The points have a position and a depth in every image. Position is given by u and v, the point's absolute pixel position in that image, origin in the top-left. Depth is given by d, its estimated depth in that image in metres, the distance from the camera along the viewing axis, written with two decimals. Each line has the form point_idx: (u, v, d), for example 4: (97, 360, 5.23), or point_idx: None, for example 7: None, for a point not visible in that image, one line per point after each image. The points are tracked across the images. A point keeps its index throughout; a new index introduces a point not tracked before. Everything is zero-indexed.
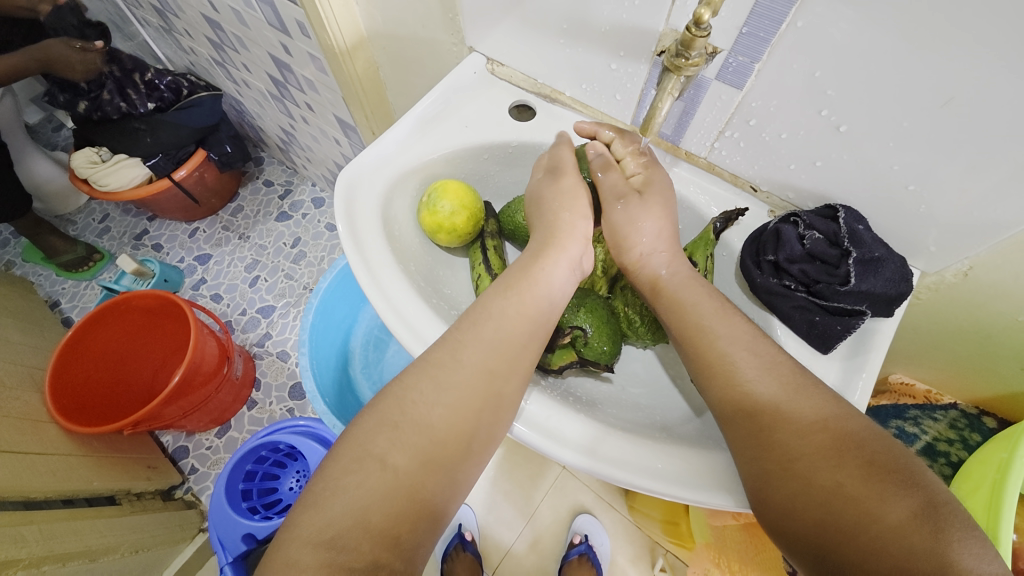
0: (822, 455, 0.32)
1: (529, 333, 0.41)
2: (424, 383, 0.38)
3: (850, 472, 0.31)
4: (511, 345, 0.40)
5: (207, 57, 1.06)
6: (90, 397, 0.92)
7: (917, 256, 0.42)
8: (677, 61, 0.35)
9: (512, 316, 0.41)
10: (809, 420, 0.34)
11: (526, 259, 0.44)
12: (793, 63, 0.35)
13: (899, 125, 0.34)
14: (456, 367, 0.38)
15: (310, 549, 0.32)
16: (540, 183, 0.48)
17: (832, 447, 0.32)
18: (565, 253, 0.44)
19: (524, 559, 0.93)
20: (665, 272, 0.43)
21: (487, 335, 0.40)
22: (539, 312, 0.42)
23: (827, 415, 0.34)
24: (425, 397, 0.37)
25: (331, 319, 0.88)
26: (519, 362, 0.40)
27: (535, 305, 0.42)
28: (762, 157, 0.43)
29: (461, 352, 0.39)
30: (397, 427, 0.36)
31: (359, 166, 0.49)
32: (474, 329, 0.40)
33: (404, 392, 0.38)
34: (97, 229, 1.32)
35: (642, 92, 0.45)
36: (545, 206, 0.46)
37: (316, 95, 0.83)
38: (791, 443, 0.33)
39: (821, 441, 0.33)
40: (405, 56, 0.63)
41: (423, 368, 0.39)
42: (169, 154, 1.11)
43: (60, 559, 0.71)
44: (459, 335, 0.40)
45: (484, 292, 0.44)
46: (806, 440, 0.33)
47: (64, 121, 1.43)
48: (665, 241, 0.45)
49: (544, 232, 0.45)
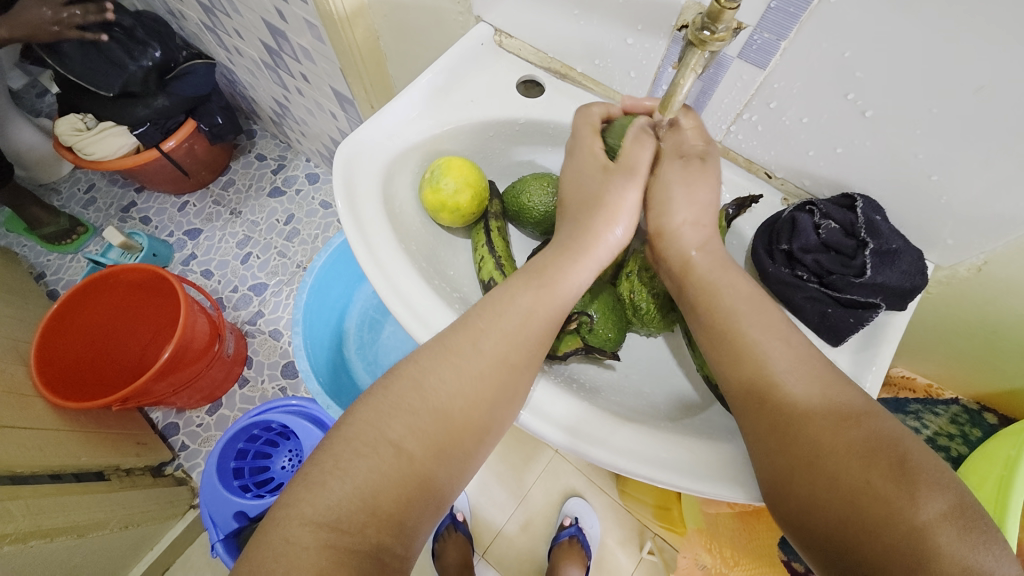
0: (852, 452, 0.31)
1: (549, 332, 0.40)
2: (444, 368, 0.37)
3: (881, 471, 0.30)
4: (531, 337, 0.39)
5: (196, 21, 1.01)
6: (75, 371, 0.89)
7: (932, 249, 0.41)
8: (701, 34, 0.33)
9: (536, 312, 0.39)
10: (839, 417, 0.33)
11: (555, 253, 0.41)
12: (822, 41, 0.34)
13: (928, 112, 0.33)
14: (477, 356, 0.37)
15: (310, 530, 0.30)
16: (606, 178, 0.42)
17: (863, 445, 0.31)
18: (595, 259, 0.41)
19: (515, 539, 0.94)
20: (696, 252, 0.41)
21: (509, 329, 0.39)
22: (563, 308, 0.40)
23: (858, 411, 0.33)
24: (445, 384, 0.36)
25: (325, 297, 0.86)
26: (537, 354, 0.39)
27: (559, 304, 0.40)
28: (780, 142, 0.42)
29: (483, 342, 0.38)
30: (413, 411, 0.35)
31: (359, 139, 0.47)
32: (498, 321, 0.39)
33: (421, 375, 0.37)
34: (83, 199, 1.28)
35: (659, 69, 0.43)
36: (596, 208, 0.41)
37: (312, 65, 0.79)
38: (819, 439, 0.32)
39: (851, 438, 0.32)
40: (407, 23, 0.60)
41: (441, 353, 0.37)
42: (157, 123, 1.07)
43: (48, 535, 0.70)
44: (482, 323, 0.39)
45: (508, 279, 0.42)
46: (836, 436, 0.32)
47: (48, 86, 1.36)
48: (698, 221, 0.42)
49: (578, 235, 0.41)
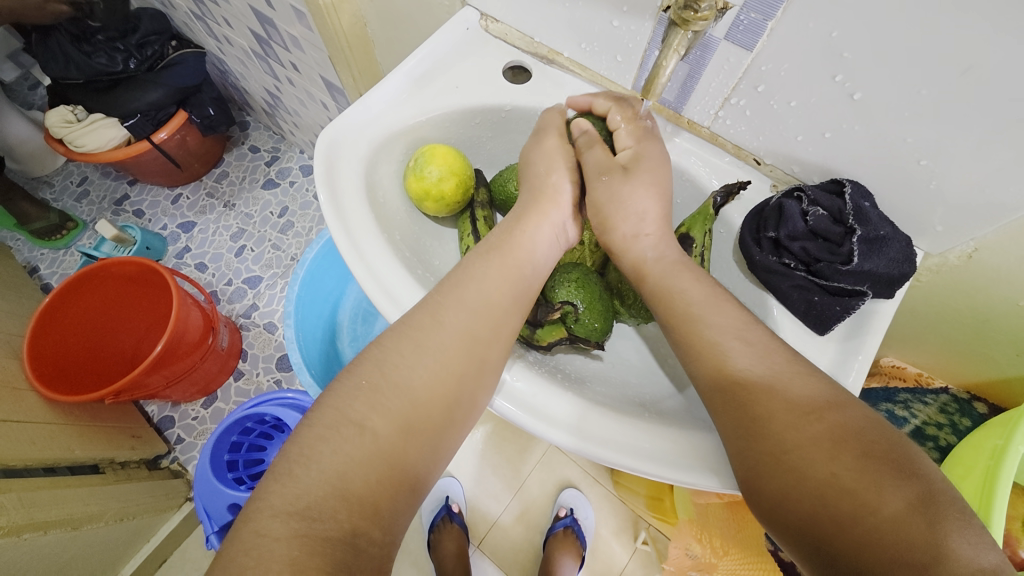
0: (816, 447, 0.31)
1: (504, 290, 0.40)
2: (404, 344, 0.37)
3: (846, 463, 0.30)
4: (494, 302, 0.39)
5: (185, 9, 0.99)
6: (68, 365, 0.89)
7: (922, 235, 0.40)
8: (684, 14, 0.32)
9: (494, 273, 0.40)
10: (802, 412, 0.33)
11: (505, 222, 0.44)
12: (808, 21, 0.33)
13: (917, 93, 0.32)
14: (438, 328, 0.38)
15: (281, 520, 0.30)
16: (528, 145, 0.47)
17: (827, 439, 0.31)
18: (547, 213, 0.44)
19: (510, 530, 0.95)
20: (652, 255, 0.42)
21: (469, 296, 0.39)
22: (522, 262, 0.42)
23: (822, 405, 0.33)
24: (405, 359, 0.36)
25: (318, 290, 0.86)
26: (503, 326, 0.39)
27: (516, 261, 0.42)
28: (769, 127, 0.41)
29: (442, 313, 0.38)
30: (376, 390, 0.35)
31: (341, 127, 0.46)
32: (456, 291, 0.39)
33: (384, 354, 0.37)
34: (76, 192, 1.27)
35: (646, 53, 0.42)
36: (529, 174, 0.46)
37: (301, 54, 0.78)
38: (784, 435, 0.32)
39: (813, 433, 0.31)
40: (394, 9, 0.59)
41: (402, 332, 0.38)
42: (147, 115, 1.05)
43: (42, 527, 0.70)
44: (440, 297, 0.39)
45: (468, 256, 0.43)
46: (798, 431, 0.32)
47: (40, 79, 1.35)
48: (654, 225, 0.43)
49: (529, 195, 0.45)
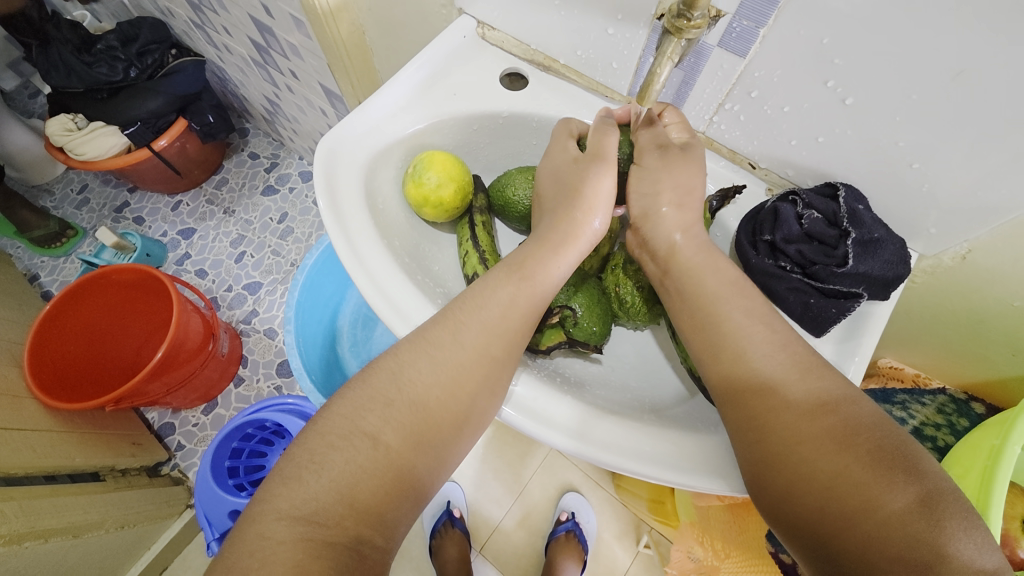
0: (830, 439, 0.31)
1: (528, 324, 0.40)
2: (422, 360, 0.37)
3: (858, 457, 0.30)
4: (512, 328, 0.39)
5: (185, 19, 1.00)
6: (69, 373, 0.89)
7: (916, 238, 0.41)
8: (677, 22, 0.33)
9: (516, 303, 0.39)
10: (814, 402, 0.33)
11: (535, 246, 0.42)
12: (799, 28, 0.33)
13: (907, 98, 0.32)
14: (457, 347, 0.38)
15: (286, 524, 0.30)
16: (579, 167, 0.43)
17: (841, 430, 0.31)
18: (578, 250, 0.42)
19: (512, 534, 0.94)
20: (680, 236, 0.42)
21: (489, 319, 0.39)
22: (543, 301, 0.41)
23: (836, 400, 0.33)
24: (422, 374, 0.37)
25: (318, 295, 0.86)
26: (516, 347, 0.39)
27: (537, 298, 0.40)
28: (763, 132, 0.42)
29: (462, 332, 0.38)
30: (390, 404, 0.35)
31: (341, 135, 0.46)
32: (477, 313, 0.39)
33: (399, 367, 0.37)
34: (76, 200, 1.28)
35: (641, 59, 0.43)
36: (573, 198, 0.42)
37: (300, 62, 0.79)
38: (793, 428, 0.32)
39: (827, 427, 0.32)
40: (391, 18, 0.60)
41: (419, 345, 0.38)
42: (147, 122, 1.06)
43: (43, 535, 0.70)
44: (461, 314, 0.39)
45: (491, 272, 0.42)
46: (808, 429, 0.32)
47: (40, 87, 1.35)
48: (651, 229, 0.43)
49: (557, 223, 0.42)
